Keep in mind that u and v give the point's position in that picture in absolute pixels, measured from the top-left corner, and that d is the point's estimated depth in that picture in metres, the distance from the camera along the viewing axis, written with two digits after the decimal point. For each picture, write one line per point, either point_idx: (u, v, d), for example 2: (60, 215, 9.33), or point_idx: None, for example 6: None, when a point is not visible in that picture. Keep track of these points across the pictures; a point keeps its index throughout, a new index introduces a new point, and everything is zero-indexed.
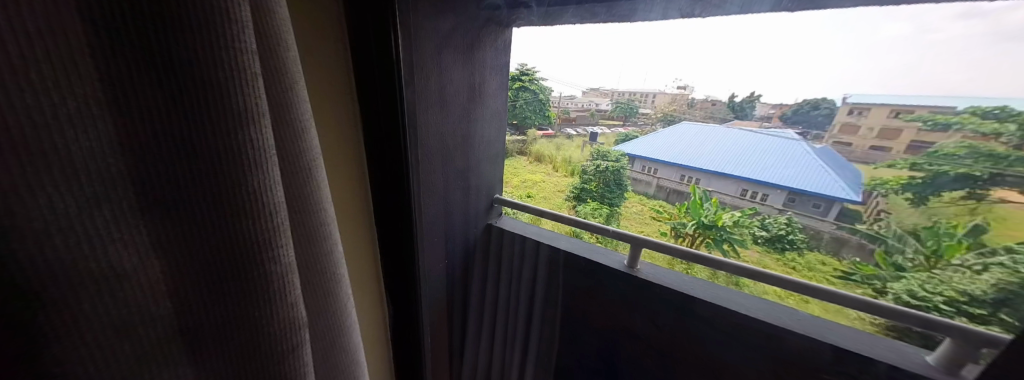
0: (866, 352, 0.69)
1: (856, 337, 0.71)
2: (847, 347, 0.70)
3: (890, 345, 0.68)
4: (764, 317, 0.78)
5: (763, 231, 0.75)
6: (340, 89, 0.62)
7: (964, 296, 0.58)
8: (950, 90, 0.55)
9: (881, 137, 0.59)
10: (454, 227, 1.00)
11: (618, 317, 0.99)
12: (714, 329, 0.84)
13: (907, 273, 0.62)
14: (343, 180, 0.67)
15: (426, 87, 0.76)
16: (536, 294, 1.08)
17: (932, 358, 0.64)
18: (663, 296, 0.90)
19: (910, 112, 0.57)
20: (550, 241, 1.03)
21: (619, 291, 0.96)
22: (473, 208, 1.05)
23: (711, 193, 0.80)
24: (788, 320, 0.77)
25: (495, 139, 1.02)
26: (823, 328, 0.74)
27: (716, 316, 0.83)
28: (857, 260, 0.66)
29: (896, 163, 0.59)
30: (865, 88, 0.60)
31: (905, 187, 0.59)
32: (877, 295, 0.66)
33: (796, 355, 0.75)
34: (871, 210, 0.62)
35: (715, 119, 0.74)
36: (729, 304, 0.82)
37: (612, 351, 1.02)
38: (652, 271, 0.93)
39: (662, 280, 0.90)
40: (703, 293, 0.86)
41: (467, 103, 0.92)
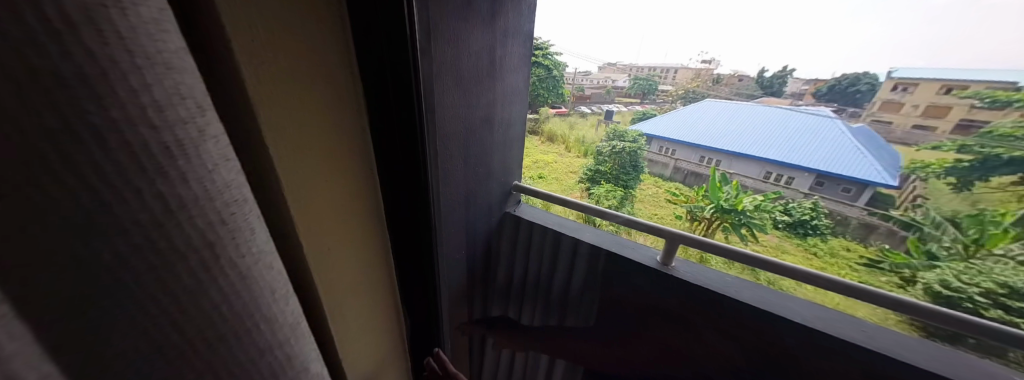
0: (929, 367, 0.59)
1: (891, 337, 0.65)
2: (908, 361, 0.60)
3: (962, 361, 0.61)
4: (827, 330, 0.67)
5: (785, 216, 0.71)
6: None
7: (1004, 288, 0.53)
8: (1001, 60, 0.50)
9: (926, 115, 0.56)
10: (474, 225, 0.89)
11: (648, 317, 0.88)
12: (739, 337, 0.76)
13: (941, 263, 0.58)
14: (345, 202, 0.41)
15: (447, 60, 0.61)
16: (569, 292, 1.01)
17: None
18: (699, 298, 0.78)
19: (965, 88, 0.53)
20: (574, 233, 0.94)
21: (649, 291, 0.85)
22: (492, 202, 0.92)
23: (731, 176, 0.76)
24: (856, 334, 0.66)
25: (510, 118, 0.88)
26: (894, 344, 0.64)
27: (750, 318, 0.73)
28: (886, 247, 0.63)
29: (943, 145, 0.55)
30: (911, 59, 0.55)
31: (948, 170, 0.56)
32: (904, 284, 0.61)
33: (834, 365, 0.67)
34: (907, 194, 0.59)
35: (742, 95, 0.74)
36: (787, 313, 0.70)
37: (632, 354, 0.96)
38: (688, 270, 0.81)
39: (698, 279, 0.79)
40: (749, 296, 0.74)
41: (487, 82, 0.74)
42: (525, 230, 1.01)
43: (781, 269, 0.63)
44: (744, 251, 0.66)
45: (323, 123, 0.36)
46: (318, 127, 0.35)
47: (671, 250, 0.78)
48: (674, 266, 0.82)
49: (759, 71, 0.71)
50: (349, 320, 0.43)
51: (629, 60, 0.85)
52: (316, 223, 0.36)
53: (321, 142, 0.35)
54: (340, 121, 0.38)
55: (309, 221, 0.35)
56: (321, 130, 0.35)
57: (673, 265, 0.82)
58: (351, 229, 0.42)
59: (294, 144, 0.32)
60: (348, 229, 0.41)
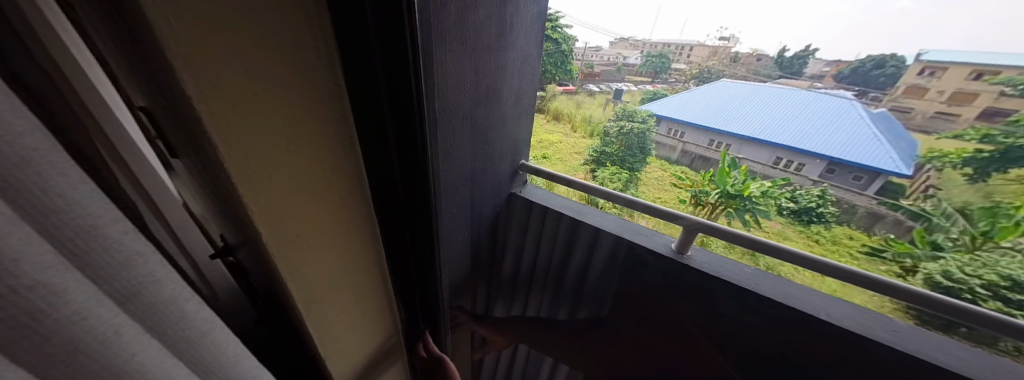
0: (920, 354, 0.61)
1: (883, 322, 0.67)
2: (897, 347, 0.62)
3: (962, 351, 0.61)
4: (851, 326, 0.66)
5: (791, 203, 0.70)
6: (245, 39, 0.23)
7: (1007, 280, 0.53)
8: None
9: (951, 102, 0.53)
10: (480, 206, 0.89)
11: (652, 298, 0.90)
12: (737, 319, 0.78)
13: (946, 254, 0.58)
14: (341, 232, 0.38)
15: (455, 20, 0.53)
16: (566, 266, 1.03)
17: None
18: (703, 282, 0.79)
19: (997, 74, 0.50)
20: (577, 215, 0.94)
21: (651, 273, 0.86)
22: (494, 179, 0.88)
23: (741, 160, 0.73)
24: (881, 331, 0.65)
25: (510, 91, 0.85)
26: (904, 336, 0.64)
27: (756, 306, 0.74)
28: (890, 236, 0.62)
29: (966, 134, 0.53)
30: (948, 42, 0.52)
31: (966, 161, 0.54)
32: (904, 274, 0.61)
33: (825, 347, 0.69)
34: (918, 185, 0.58)
35: (760, 76, 0.72)
36: (809, 308, 0.70)
37: (632, 333, 0.98)
38: (703, 259, 0.81)
39: (714, 269, 0.78)
40: (766, 288, 0.74)
41: (489, 52, 0.65)
42: (528, 211, 1.01)
43: (790, 256, 0.63)
44: (750, 235, 0.66)
45: (307, 150, 0.30)
46: (298, 156, 0.30)
47: (688, 238, 0.78)
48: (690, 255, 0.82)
49: (780, 51, 0.68)
50: (339, 327, 0.43)
51: (643, 35, 0.82)
52: (299, 250, 0.34)
53: (303, 171, 0.31)
54: (329, 145, 0.32)
55: (287, 252, 0.33)
56: (304, 159, 0.30)
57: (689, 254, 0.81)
58: (341, 249, 0.39)
59: (269, 180, 0.28)
60: (337, 250, 0.38)
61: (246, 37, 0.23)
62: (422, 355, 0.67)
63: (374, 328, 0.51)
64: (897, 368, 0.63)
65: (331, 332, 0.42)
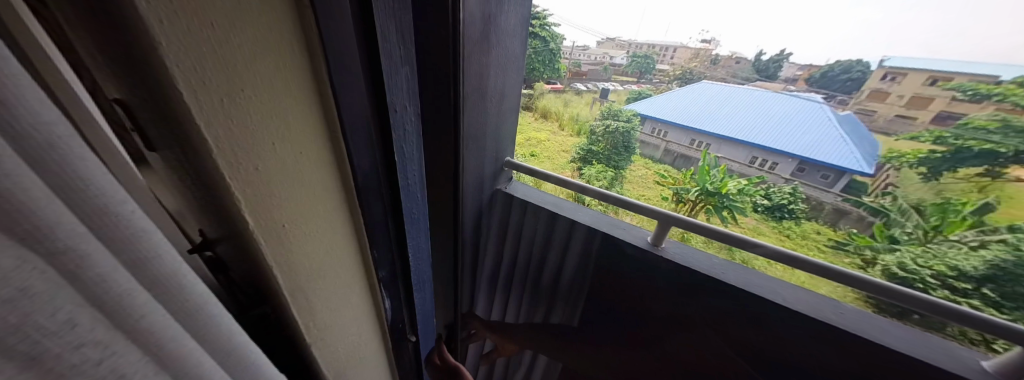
0: (871, 337, 0.67)
1: (848, 312, 0.71)
2: (851, 330, 0.68)
3: (915, 340, 0.66)
4: (805, 310, 0.71)
5: (765, 200, 0.74)
6: (257, 48, 0.22)
7: (953, 271, 0.58)
8: (1003, 54, 0.49)
9: (909, 106, 0.57)
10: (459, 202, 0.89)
11: (629, 291, 0.94)
12: (702, 311, 0.83)
13: (901, 246, 0.62)
14: (342, 240, 0.37)
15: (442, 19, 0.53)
16: (548, 259, 1.04)
17: (989, 364, 0.62)
18: (679, 276, 0.83)
19: (949, 80, 0.55)
20: (557, 209, 0.95)
21: (629, 268, 0.89)
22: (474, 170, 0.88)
23: (721, 160, 0.77)
24: (830, 313, 0.71)
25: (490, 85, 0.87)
26: (863, 323, 0.69)
27: (730, 297, 0.78)
28: (853, 231, 0.67)
29: (921, 135, 0.57)
30: (908, 49, 0.56)
31: (921, 160, 0.59)
32: (864, 266, 0.65)
33: (786, 333, 0.74)
34: (880, 182, 0.63)
35: (737, 78, 0.75)
36: (767, 294, 0.74)
37: (605, 321, 1.05)
38: (677, 251, 0.84)
39: (687, 261, 0.82)
40: (730, 274, 0.78)
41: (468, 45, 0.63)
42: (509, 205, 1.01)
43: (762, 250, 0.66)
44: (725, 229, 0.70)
45: (304, 146, 0.28)
46: (294, 153, 0.28)
47: (661, 231, 0.80)
48: (664, 246, 0.84)
49: (757, 54, 0.71)
50: (335, 332, 0.41)
51: (629, 36, 0.83)
52: (299, 259, 0.32)
53: (306, 180, 0.30)
54: (325, 142, 0.30)
55: (281, 254, 0.30)
56: (299, 157, 0.28)
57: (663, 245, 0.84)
58: (335, 251, 0.37)
59: (264, 180, 0.26)
60: (336, 259, 0.37)
61: (254, 49, 0.22)
62: (437, 362, 0.75)
63: (373, 335, 0.50)
64: (851, 351, 0.69)
65: (331, 340, 0.41)
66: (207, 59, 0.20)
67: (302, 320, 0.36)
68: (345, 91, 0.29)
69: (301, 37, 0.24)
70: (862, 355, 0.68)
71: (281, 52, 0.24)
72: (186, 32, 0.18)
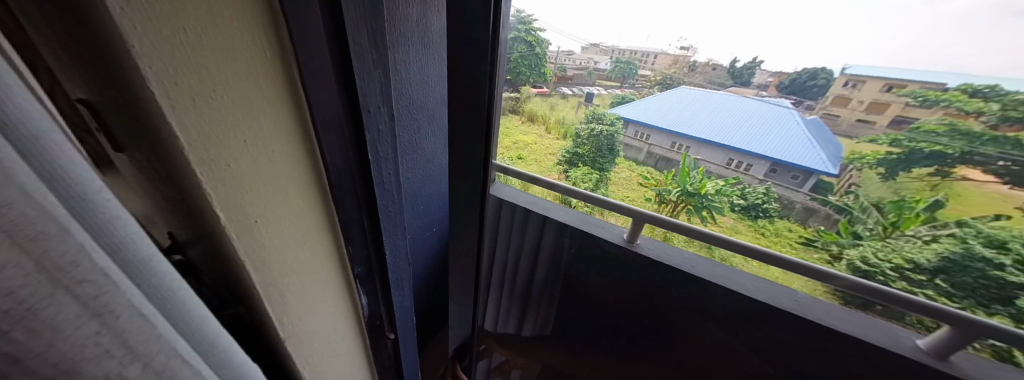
0: (821, 320, 0.75)
1: (812, 303, 0.78)
2: (812, 318, 0.75)
3: (863, 322, 0.74)
4: (762, 297, 0.80)
5: (740, 200, 0.78)
6: (231, 49, 0.22)
7: (909, 263, 0.65)
8: (947, 64, 0.56)
9: (869, 111, 0.61)
10: (431, 198, 0.91)
11: (615, 281, 1.02)
12: (684, 299, 0.91)
13: (864, 241, 0.68)
14: (321, 240, 0.37)
15: (403, 32, 0.58)
16: (537, 257, 1.14)
17: (922, 341, 0.69)
18: (659, 268, 0.91)
19: (903, 87, 0.59)
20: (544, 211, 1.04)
21: (613, 261, 0.98)
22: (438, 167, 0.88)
23: (699, 162, 0.81)
24: (787, 300, 0.79)
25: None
26: (819, 309, 0.77)
27: (705, 288, 0.85)
28: (821, 228, 0.71)
29: (878, 138, 0.61)
30: (871, 59, 0.60)
31: (880, 161, 0.63)
32: (832, 261, 0.71)
33: (753, 320, 0.83)
34: (844, 182, 0.66)
35: (714, 84, 0.76)
36: (731, 283, 0.83)
37: (594, 310, 1.12)
38: (650, 245, 0.93)
39: (660, 256, 0.91)
40: (697, 267, 0.87)
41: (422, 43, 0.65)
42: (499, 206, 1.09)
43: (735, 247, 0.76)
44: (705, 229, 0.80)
45: (280, 147, 0.28)
46: (269, 154, 0.27)
47: (636, 226, 0.91)
48: (638, 243, 0.93)
49: (732, 61, 0.72)
50: (314, 336, 0.41)
51: (612, 41, 0.84)
52: (276, 261, 0.32)
53: (283, 181, 0.30)
54: (302, 143, 0.30)
55: (256, 255, 0.30)
56: (274, 158, 0.28)
57: (637, 242, 0.93)
58: (313, 253, 0.36)
59: (239, 179, 0.26)
60: (314, 260, 0.37)
61: (228, 50, 0.22)
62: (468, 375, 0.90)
63: (354, 338, 0.49)
64: (816, 335, 0.76)
65: (314, 342, 0.41)
66: (180, 60, 0.20)
67: (281, 323, 0.35)
68: (318, 91, 0.30)
69: (275, 38, 0.24)
70: (823, 337, 0.76)
71: (256, 54, 0.24)
72: (155, 32, 0.19)
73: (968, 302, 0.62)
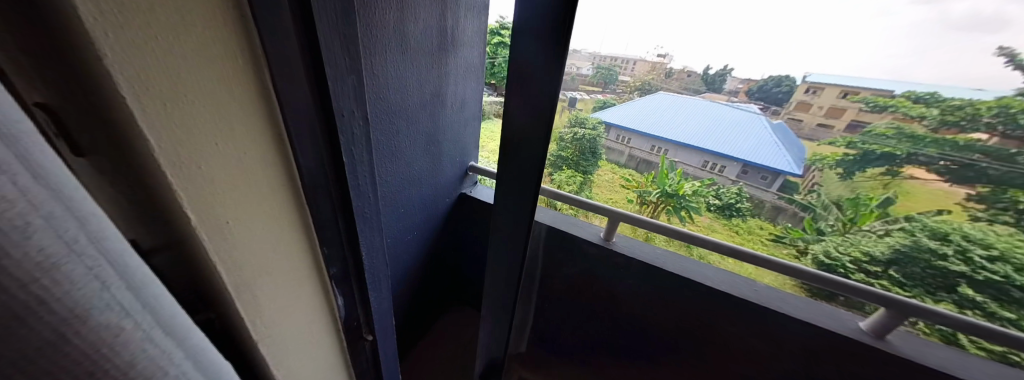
0: (779, 309, 0.79)
1: (779, 296, 0.82)
2: (782, 310, 0.79)
3: (823, 310, 0.79)
4: (725, 289, 0.84)
5: (716, 199, 0.83)
6: (205, 50, 0.23)
7: (866, 256, 0.70)
8: (891, 73, 0.61)
9: (829, 115, 0.66)
10: (411, 203, 0.89)
11: (593, 284, 1.03)
12: (663, 304, 0.93)
13: (826, 237, 0.73)
14: (298, 244, 0.37)
15: (380, 38, 0.60)
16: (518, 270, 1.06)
17: (864, 324, 0.75)
18: (636, 267, 0.92)
19: (857, 94, 0.64)
20: None
21: (592, 261, 0.99)
22: (417, 171, 0.86)
23: (677, 164, 0.85)
24: (746, 290, 0.83)
25: (444, 91, 0.86)
26: (777, 298, 0.82)
27: (682, 286, 0.87)
28: (789, 225, 0.76)
29: (836, 141, 0.67)
30: (827, 68, 0.65)
31: (838, 162, 0.68)
32: (798, 255, 0.76)
33: (726, 315, 0.85)
34: (808, 182, 0.71)
35: (689, 90, 0.80)
36: (698, 276, 0.87)
37: (576, 316, 1.13)
38: (626, 243, 0.96)
39: (634, 252, 0.93)
40: (669, 264, 0.90)
41: (399, 48, 0.66)
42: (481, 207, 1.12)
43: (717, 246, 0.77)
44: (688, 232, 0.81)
45: (254, 150, 0.29)
46: (242, 157, 0.28)
47: (613, 225, 0.93)
48: (614, 240, 0.96)
49: (705, 68, 0.75)
50: (292, 343, 0.40)
51: None
52: (252, 264, 0.32)
53: (257, 181, 0.30)
54: (276, 147, 0.31)
55: (229, 257, 0.30)
56: (248, 161, 0.28)
57: (614, 239, 0.96)
58: (289, 257, 0.36)
59: (212, 181, 0.26)
60: (293, 262, 0.37)
61: (202, 53, 0.23)
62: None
63: (330, 347, 0.48)
64: (783, 328, 0.79)
65: (288, 349, 0.39)
66: (149, 60, 0.21)
67: (254, 329, 0.34)
68: (289, 95, 0.30)
69: (245, 45, 0.25)
70: (789, 329, 0.79)
71: (226, 60, 0.25)
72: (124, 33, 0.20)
73: (917, 291, 0.67)
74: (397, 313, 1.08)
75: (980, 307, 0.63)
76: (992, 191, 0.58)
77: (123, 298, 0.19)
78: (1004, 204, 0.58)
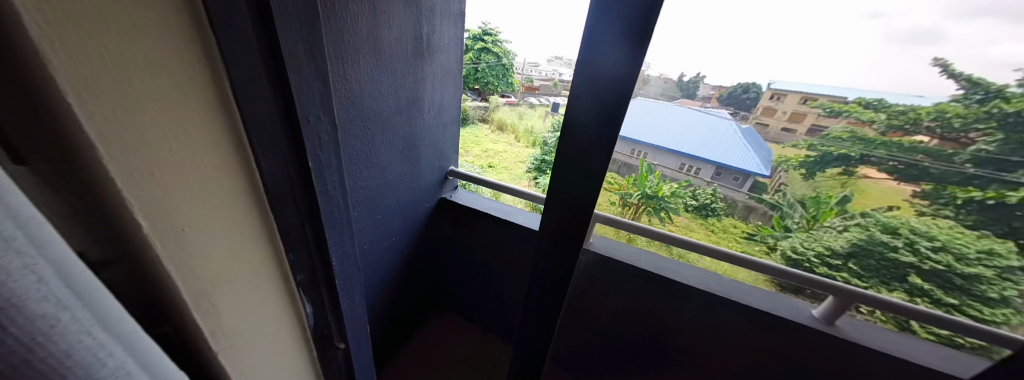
0: (748, 303, 0.83)
1: (752, 291, 0.87)
2: (757, 306, 0.82)
3: (790, 304, 0.84)
4: (695, 283, 0.88)
5: (693, 200, 0.86)
6: (159, 55, 0.23)
7: (828, 250, 0.75)
8: (846, 82, 0.66)
9: (791, 120, 0.71)
10: (388, 210, 0.87)
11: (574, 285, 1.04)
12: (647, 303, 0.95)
13: (793, 233, 0.78)
14: (262, 253, 0.36)
15: (352, 42, 0.59)
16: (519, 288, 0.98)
17: (818, 311, 0.81)
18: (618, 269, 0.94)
19: (815, 100, 0.69)
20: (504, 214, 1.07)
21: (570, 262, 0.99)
22: (394, 177, 0.85)
23: (655, 166, 0.88)
24: (715, 285, 0.87)
25: (421, 95, 0.85)
26: (744, 292, 0.86)
27: (661, 283, 0.90)
28: (759, 223, 0.81)
29: (798, 144, 0.72)
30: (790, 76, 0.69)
31: (802, 163, 0.72)
32: (770, 251, 0.80)
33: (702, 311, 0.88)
34: (775, 182, 0.76)
35: (665, 97, 0.80)
36: (672, 274, 0.90)
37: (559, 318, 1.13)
38: (603, 243, 0.98)
39: (613, 252, 0.96)
40: (646, 262, 0.93)
41: (372, 54, 0.65)
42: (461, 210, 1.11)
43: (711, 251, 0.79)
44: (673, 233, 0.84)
45: (212, 156, 0.28)
46: (199, 164, 0.27)
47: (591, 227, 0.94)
48: (592, 240, 0.98)
49: (680, 76, 0.77)
50: (258, 355, 0.38)
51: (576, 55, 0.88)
52: (210, 274, 0.31)
53: (215, 188, 0.29)
54: (236, 152, 0.30)
55: (186, 267, 0.29)
56: (205, 166, 0.28)
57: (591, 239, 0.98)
58: (252, 267, 0.35)
59: (170, 188, 0.26)
60: (255, 272, 0.35)
61: (154, 57, 0.23)
62: None
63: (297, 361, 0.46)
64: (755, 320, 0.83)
65: (251, 364, 0.37)
66: (97, 66, 0.21)
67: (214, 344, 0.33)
68: (253, 100, 0.30)
69: (202, 50, 0.25)
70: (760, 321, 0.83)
71: (182, 66, 0.25)
72: (71, 36, 0.19)
73: (873, 281, 0.73)
74: (376, 322, 1.05)
75: (928, 294, 0.69)
76: (934, 187, 0.64)
77: (62, 294, 0.18)
78: (945, 200, 0.64)
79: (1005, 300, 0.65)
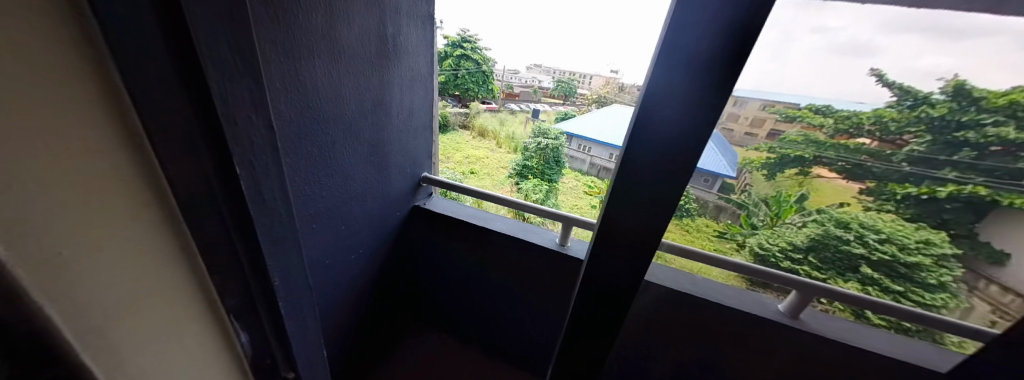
0: (720, 301, 0.88)
1: (731, 293, 0.91)
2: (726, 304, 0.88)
3: (756, 299, 0.90)
4: (672, 286, 0.92)
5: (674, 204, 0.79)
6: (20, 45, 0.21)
7: (790, 244, 0.81)
8: (794, 89, 0.70)
9: (753, 125, 0.73)
10: (353, 218, 0.84)
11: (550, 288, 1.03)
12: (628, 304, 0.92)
13: (760, 230, 0.84)
14: (160, 268, 0.32)
15: (306, 41, 0.58)
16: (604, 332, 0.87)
17: (782, 306, 0.87)
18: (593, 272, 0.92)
19: (773, 107, 0.72)
20: (483, 222, 1.05)
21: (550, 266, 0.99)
22: (358, 183, 0.81)
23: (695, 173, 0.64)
24: (688, 285, 0.93)
25: (388, 98, 0.83)
26: (715, 290, 0.92)
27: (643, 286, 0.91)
28: (729, 222, 0.87)
29: (760, 146, 0.76)
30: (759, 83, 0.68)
31: (765, 165, 0.78)
32: (738, 248, 0.86)
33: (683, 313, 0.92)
34: (742, 182, 0.82)
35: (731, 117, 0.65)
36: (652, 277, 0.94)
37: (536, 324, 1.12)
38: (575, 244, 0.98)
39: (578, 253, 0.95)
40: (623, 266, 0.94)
41: (330, 52, 0.63)
42: (437, 217, 1.09)
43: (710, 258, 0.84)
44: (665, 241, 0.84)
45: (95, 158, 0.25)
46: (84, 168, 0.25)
47: (565, 229, 0.93)
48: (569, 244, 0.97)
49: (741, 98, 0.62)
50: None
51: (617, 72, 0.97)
52: (90, 291, 0.27)
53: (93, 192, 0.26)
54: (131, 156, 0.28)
55: (63, 283, 0.25)
56: (95, 174, 0.26)
57: (568, 243, 0.97)
58: (156, 280, 0.32)
59: (70, 229, 0.25)
60: (154, 287, 0.32)
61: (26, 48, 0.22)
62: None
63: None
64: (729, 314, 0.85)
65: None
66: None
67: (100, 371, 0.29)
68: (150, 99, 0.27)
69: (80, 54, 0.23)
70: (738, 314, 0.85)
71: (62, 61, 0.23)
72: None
73: (830, 273, 0.79)
74: (337, 340, 0.97)
75: (877, 283, 0.76)
76: (877, 185, 0.71)
77: None
78: (886, 195, 0.71)
79: (943, 285, 0.72)
